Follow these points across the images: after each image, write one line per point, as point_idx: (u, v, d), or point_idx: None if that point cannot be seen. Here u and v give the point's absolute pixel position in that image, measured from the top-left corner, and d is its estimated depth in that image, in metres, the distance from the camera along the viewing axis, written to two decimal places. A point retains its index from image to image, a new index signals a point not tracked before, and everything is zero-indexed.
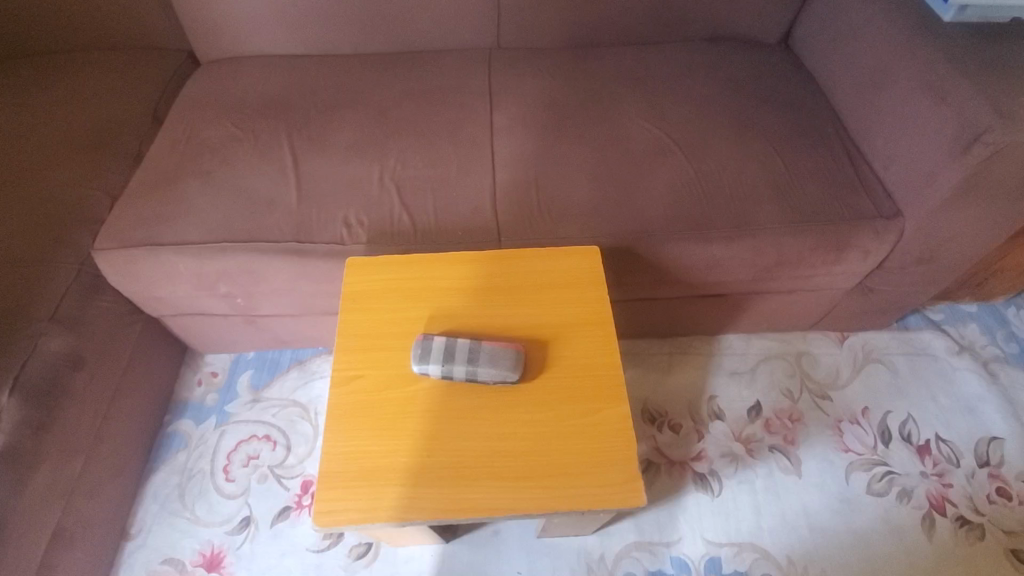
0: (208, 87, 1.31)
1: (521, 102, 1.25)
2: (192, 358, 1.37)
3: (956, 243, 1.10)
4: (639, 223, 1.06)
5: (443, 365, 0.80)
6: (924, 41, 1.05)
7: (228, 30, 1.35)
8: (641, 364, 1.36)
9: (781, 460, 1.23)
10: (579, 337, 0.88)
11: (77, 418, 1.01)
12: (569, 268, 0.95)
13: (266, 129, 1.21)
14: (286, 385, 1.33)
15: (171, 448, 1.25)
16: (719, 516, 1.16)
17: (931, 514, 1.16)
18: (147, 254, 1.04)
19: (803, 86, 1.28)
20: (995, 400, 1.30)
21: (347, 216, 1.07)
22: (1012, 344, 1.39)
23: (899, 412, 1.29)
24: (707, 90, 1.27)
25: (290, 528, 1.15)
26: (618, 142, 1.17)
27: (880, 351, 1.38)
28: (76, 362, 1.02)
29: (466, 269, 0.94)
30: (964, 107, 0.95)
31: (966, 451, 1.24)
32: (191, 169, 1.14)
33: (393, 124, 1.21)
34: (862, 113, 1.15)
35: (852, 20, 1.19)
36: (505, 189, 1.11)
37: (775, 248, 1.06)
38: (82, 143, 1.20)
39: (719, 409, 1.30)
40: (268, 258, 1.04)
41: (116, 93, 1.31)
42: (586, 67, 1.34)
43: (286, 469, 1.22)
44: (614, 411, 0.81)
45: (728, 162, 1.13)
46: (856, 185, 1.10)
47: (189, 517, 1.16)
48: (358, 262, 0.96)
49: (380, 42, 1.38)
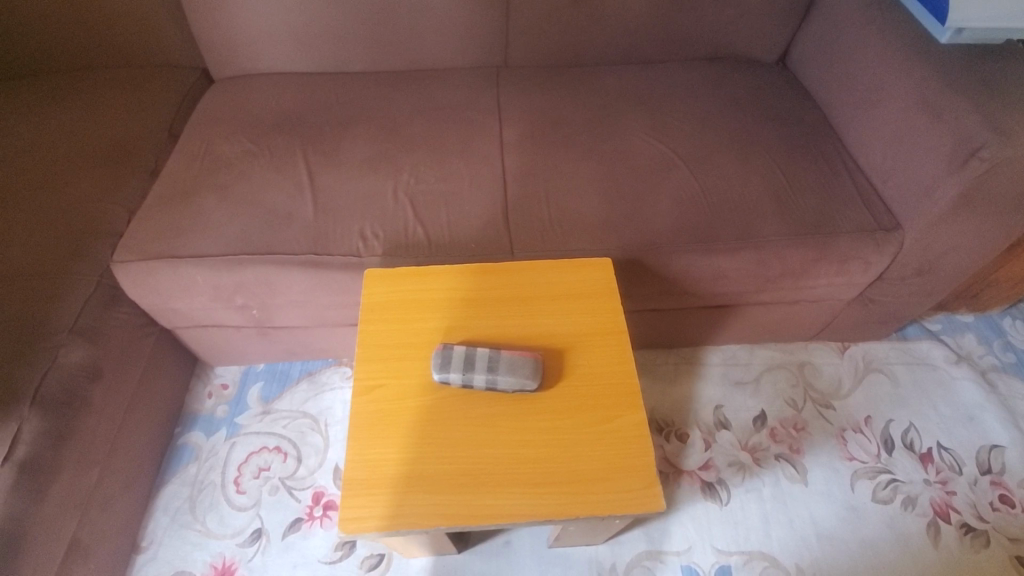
0: (222, 103, 1.34)
1: (529, 119, 1.29)
2: (201, 370, 1.38)
3: (954, 255, 1.14)
4: (648, 236, 1.09)
5: (463, 373, 0.82)
6: (920, 60, 1.09)
7: (241, 48, 1.38)
8: (648, 374, 1.38)
9: (787, 468, 1.25)
10: (594, 347, 0.89)
11: (94, 430, 1.01)
12: (582, 280, 0.97)
13: (281, 144, 1.23)
14: (296, 398, 1.34)
15: (182, 460, 1.25)
16: (727, 525, 1.18)
17: (935, 521, 1.18)
18: (167, 266, 1.05)
19: (801, 104, 1.33)
20: (995, 409, 1.33)
21: (362, 229, 1.10)
22: (1009, 354, 1.43)
23: (901, 422, 1.32)
24: (710, 107, 1.31)
25: (302, 540, 1.15)
26: (626, 157, 1.20)
27: (881, 361, 1.41)
28: (94, 374, 1.02)
29: (480, 280, 0.97)
30: (961, 123, 0.99)
31: (968, 459, 1.26)
32: (208, 183, 1.16)
33: (405, 139, 1.24)
34: (860, 129, 1.19)
35: (851, 39, 1.24)
36: (516, 203, 1.14)
37: (780, 259, 1.10)
38: (100, 158, 1.22)
39: (725, 418, 1.32)
40: (285, 270, 1.05)
41: (132, 110, 1.33)
42: (592, 84, 1.38)
43: (297, 481, 1.23)
44: (630, 417, 0.83)
45: (733, 177, 1.17)
46: (856, 199, 1.14)
47: (200, 530, 1.17)
48: (376, 274, 0.98)
49: (390, 60, 1.42)
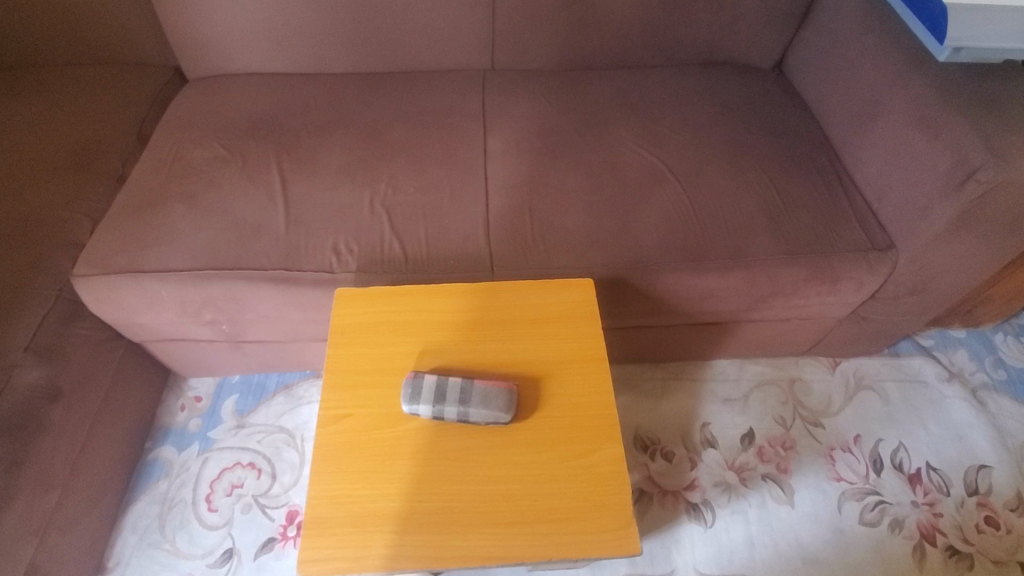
0: (195, 105, 1.29)
1: (514, 126, 1.24)
2: (174, 382, 1.34)
3: (948, 275, 1.10)
4: (634, 253, 1.05)
5: (434, 406, 0.78)
6: (918, 74, 1.05)
7: (217, 48, 1.33)
8: (634, 390, 1.35)
9: (774, 489, 1.22)
10: (573, 376, 0.86)
11: (53, 451, 0.97)
12: (564, 301, 0.93)
13: (255, 151, 1.18)
14: (271, 411, 1.30)
15: (152, 476, 1.21)
16: (711, 548, 1.15)
17: (921, 544, 1.16)
18: (130, 281, 1.01)
19: (795, 114, 1.29)
20: (984, 428, 1.30)
21: (336, 243, 1.05)
22: (999, 371, 1.40)
23: (890, 441, 1.29)
24: (701, 116, 1.27)
25: (274, 561, 1.12)
26: (613, 169, 1.16)
27: (872, 377, 1.38)
28: (53, 393, 0.98)
29: (457, 301, 0.92)
30: (958, 142, 0.95)
31: (956, 480, 1.24)
32: (176, 192, 1.11)
33: (384, 146, 1.19)
34: (855, 144, 1.15)
35: (848, 49, 1.19)
36: (499, 216, 1.09)
37: (769, 279, 1.06)
38: (65, 163, 1.17)
39: (712, 437, 1.29)
40: (255, 286, 1.01)
41: (100, 112, 1.28)
42: (581, 90, 1.33)
43: (270, 498, 1.19)
44: (608, 451, 0.79)
45: (722, 191, 1.13)
46: (850, 217, 1.10)
47: (169, 549, 1.13)
48: (348, 293, 0.94)
49: (372, 62, 1.37)
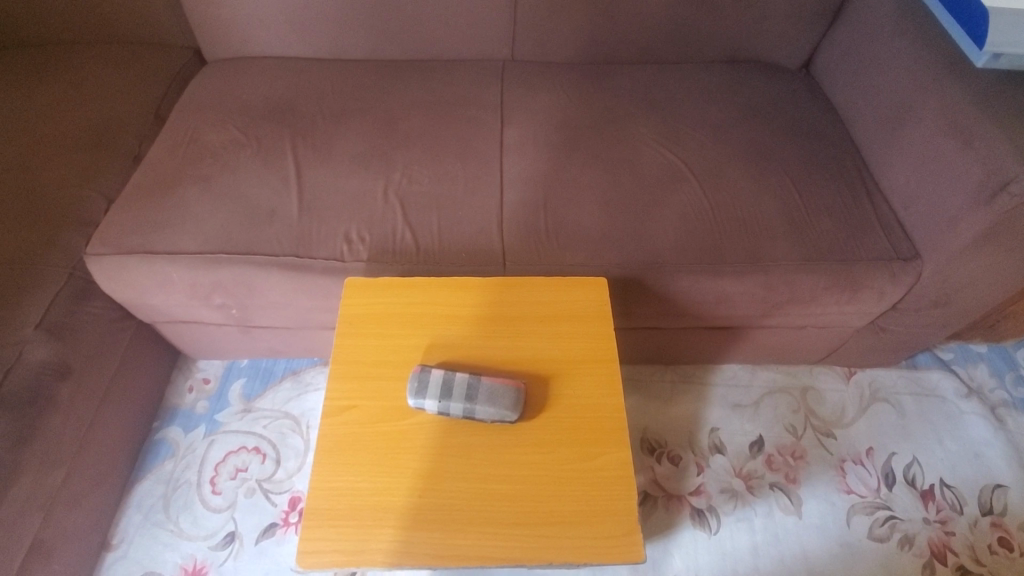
0: (213, 88, 1.28)
1: (533, 119, 1.22)
2: (183, 363, 1.34)
3: (973, 289, 1.07)
4: (650, 254, 1.03)
5: (440, 401, 0.77)
6: (953, 79, 1.01)
7: (236, 30, 1.32)
8: (643, 391, 1.33)
9: (781, 498, 1.20)
10: (582, 377, 0.84)
11: (61, 428, 0.97)
12: (575, 301, 0.91)
13: (270, 135, 1.17)
14: (278, 396, 1.30)
15: (158, 456, 1.22)
16: (715, 555, 1.13)
17: (931, 563, 1.13)
18: (141, 261, 1.01)
19: (821, 116, 1.25)
20: (1002, 447, 1.27)
21: (348, 231, 1.04)
22: (1020, 389, 1.36)
23: (903, 455, 1.26)
24: (724, 115, 1.24)
25: (275, 546, 1.12)
26: (631, 166, 1.14)
27: (888, 389, 1.35)
28: (63, 371, 0.98)
29: (467, 295, 0.91)
30: (991, 153, 0.92)
31: (970, 498, 1.21)
32: (190, 174, 1.11)
33: (400, 135, 1.18)
34: (883, 150, 1.12)
35: (880, 51, 1.16)
36: (513, 211, 1.08)
37: (787, 285, 1.03)
38: (82, 141, 1.17)
39: (720, 442, 1.27)
40: (265, 272, 1.01)
41: (118, 91, 1.28)
42: (601, 84, 1.31)
43: (274, 484, 1.19)
44: (614, 455, 0.78)
45: (743, 193, 1.10)
46: (874, 224, 1.07)
47: (172, 529, 1.14)
48: (357, 283, 0.93)
49: (391, 49, 1.35)
